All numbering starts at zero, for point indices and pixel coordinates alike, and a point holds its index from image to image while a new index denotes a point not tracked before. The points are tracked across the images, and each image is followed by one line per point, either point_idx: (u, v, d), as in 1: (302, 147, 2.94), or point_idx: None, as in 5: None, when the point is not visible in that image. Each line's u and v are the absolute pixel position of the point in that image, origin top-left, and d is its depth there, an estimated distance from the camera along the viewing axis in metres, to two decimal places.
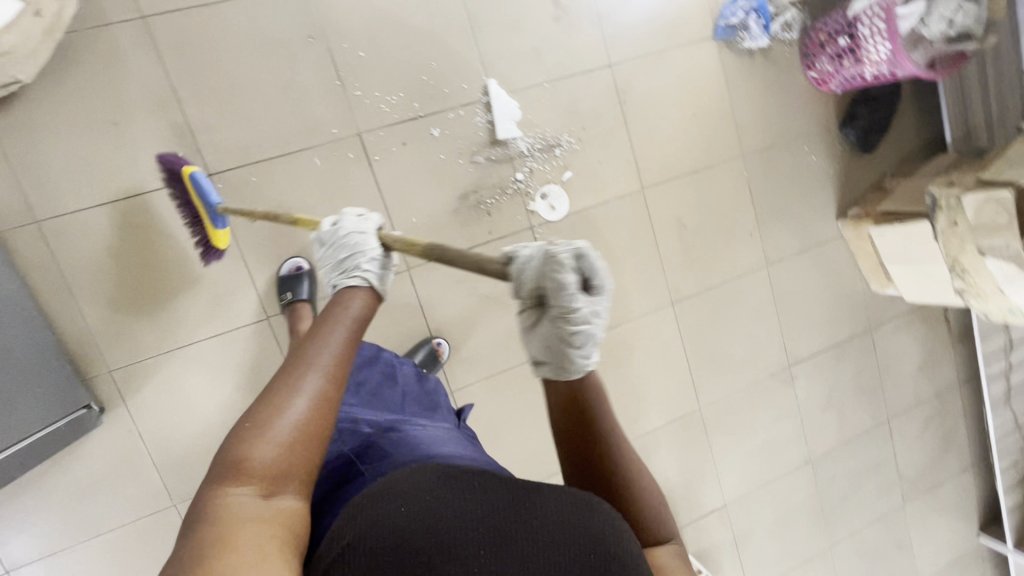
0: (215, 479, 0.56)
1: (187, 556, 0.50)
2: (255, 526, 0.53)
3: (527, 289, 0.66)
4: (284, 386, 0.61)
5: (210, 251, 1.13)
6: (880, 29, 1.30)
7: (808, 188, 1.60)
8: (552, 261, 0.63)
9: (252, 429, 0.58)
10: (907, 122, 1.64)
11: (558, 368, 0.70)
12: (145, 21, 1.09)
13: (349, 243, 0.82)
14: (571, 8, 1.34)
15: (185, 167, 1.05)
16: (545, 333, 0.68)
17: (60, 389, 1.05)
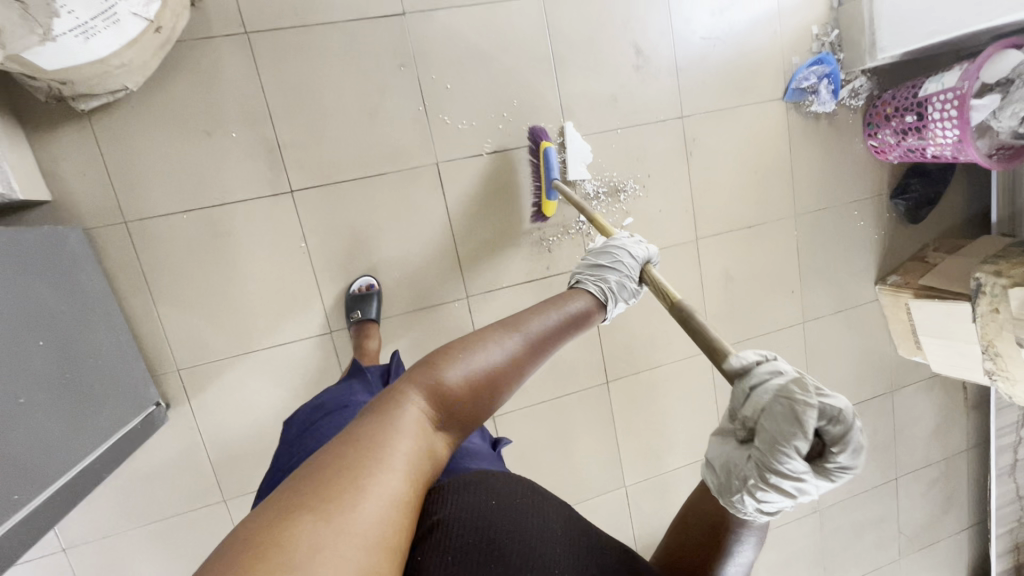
0: (410, 376, 0.61)
1: (361, 428, 0.54)
2: (421, 437, 0.56)
3: (750, 420, 0.58)
4: (487, 333, 0.67)
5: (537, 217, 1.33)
6: (950, 116, 1.33)
7: (853, 251, 1.64)
8: (795, 400, 0.54)
9: (459, 352, 0.64)
10: (956, 197, 1.67)
11: (723, 492, 0.62)
12: (248, 36, 1.11)
13: (610, 252, 0.95)
14: (652, 59, 1.37)
15: (545, 142, 1.27)
16: (734, 459, 0.60)
17: (138, 387, 1.08)
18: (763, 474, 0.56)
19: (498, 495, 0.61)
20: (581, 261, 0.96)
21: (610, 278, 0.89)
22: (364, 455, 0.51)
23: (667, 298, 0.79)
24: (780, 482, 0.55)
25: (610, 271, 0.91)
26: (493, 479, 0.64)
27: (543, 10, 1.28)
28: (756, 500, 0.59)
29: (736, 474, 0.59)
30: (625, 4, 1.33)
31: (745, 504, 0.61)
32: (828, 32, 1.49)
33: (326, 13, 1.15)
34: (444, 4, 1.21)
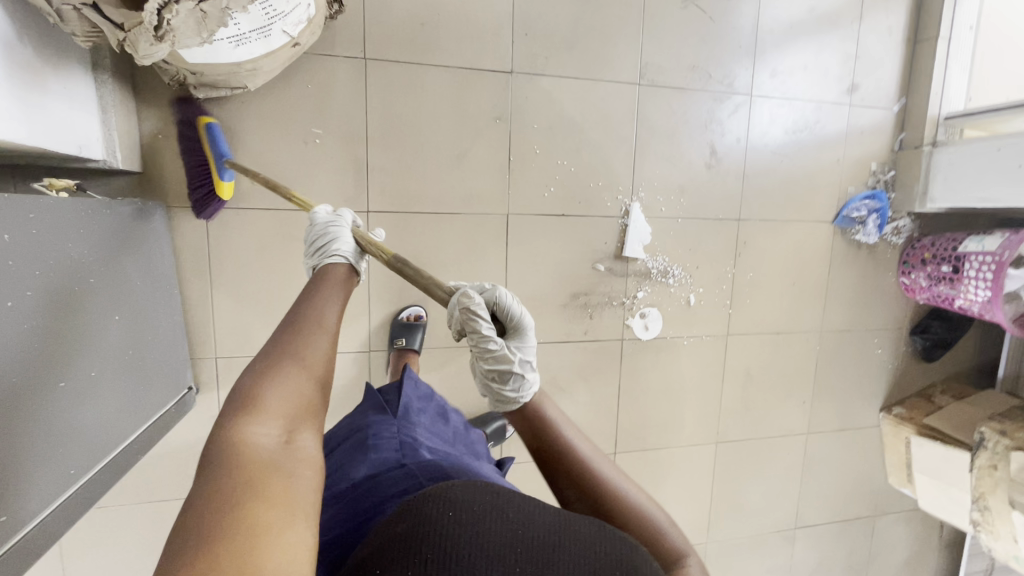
0: (233, 409, 0.55)
1: (224, 471, 0.49)
2: (290, 450, 0.54)
3: (455, 324, 0.74)
4: (288, 339, 0.64)
5: (205, 209, 1.11)
6: (985, 277, 1.40)
7: (866, 377, 1.71)
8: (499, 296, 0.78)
9: (273, 367, 0.60)
10: (969, 346, 1.75)
11: (497, 399, 0.73)
12: (365, 63, 1.17)
13: (326, 231, 0.85)
14: (723, 160, 1.44)
15: (203, 117, 1.07)
16: (473, 362, 0.75)
17: (178, 369, 1.09)
18: (478, 343, 0.74)
19: (456, 503, 0.55)
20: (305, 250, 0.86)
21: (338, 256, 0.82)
22: (246, 492, 0.47)
23: (383, 255, 0.81)
24: (497, 358, 0.73)
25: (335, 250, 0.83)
26: (456, 487, 0.57)
27: (637, 96, 1.35)
28: (514, 387, 0.72)
29: (504, 373, 0.73)
30: (711, 107, 1.41)
31: (513, 396, 0.72)
32: (885, 170, 1.59)
33: (442, 57, 1.21)
34: (548, 71, 1.28)
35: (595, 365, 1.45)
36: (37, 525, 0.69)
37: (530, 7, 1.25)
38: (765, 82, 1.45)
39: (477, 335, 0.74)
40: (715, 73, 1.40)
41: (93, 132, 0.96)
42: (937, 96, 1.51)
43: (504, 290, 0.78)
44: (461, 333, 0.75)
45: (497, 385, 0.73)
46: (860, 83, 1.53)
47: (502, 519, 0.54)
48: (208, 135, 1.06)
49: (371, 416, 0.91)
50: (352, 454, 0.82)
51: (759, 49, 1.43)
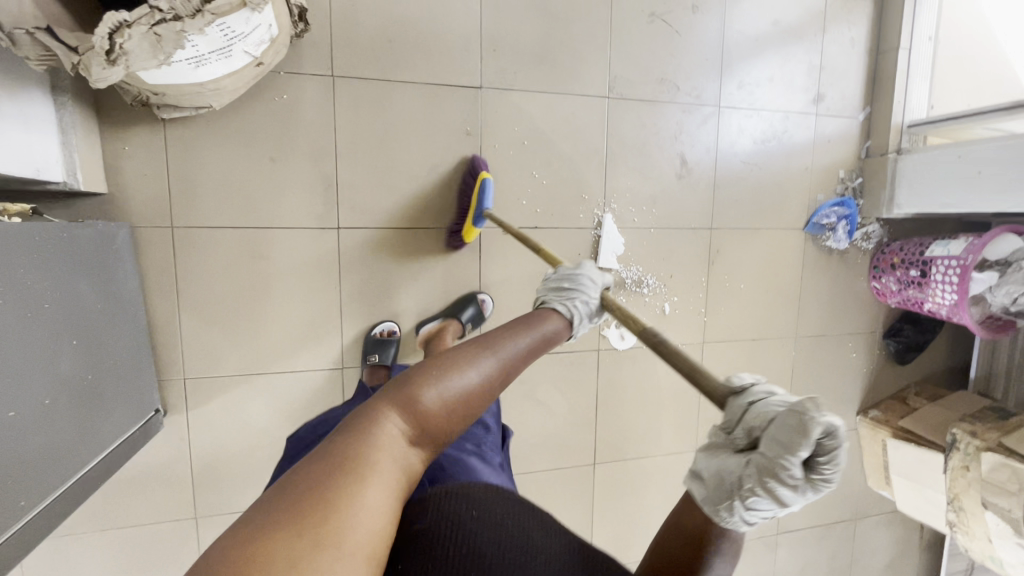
0: (386, 398, 0.53)
1: (336, 456, 0.47)
2: (397, 467, 0.50)
3: (745, 424, 0.53)
4: (468, 349, 0.57)
5: (457, 242, 1.28)
6: (951, 280, 1.43)
7: (841, 381, 1.73)
8: (808, 409, 0.47)
9: (434, 370, 0.54)
10: (941, 349, 1.78)
11: (712, 511, 0.53)
12: (333, 80, 1.17)
13: (578, 281, 0.78)
14: (694, 170, 1.46)
15: (484, 172, 1.21)
16: (726, 468, 0.53)
17: (144, 392, 1.07)
18: (762, 478, 0.49)
19: (479, 504, 0.59)
20: (542, 282, 0.81)
21: (577, 300, 0.74)
22: (336, 489, 0.45)
23: (631, 324, 0.70)
24: (772, 498, 0.49)
25: (576, 292, 0.76)
26: (477, 488, 0.61)
27: (607, 109, 1.37)
28: (746, 512, 0.52)
29: (733, 490, 0.51)
30: (680, 118, 1.43)
31: (733, 518, 0.53)
32: (852, 177, 1.61)
33: (411, 73, 1.22)
34: (517, 85, 1.30)
35: (571, 376, 1.45)
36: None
37: (498, 23, 1.26)
38: (733, 94, 1.47)
39: (756, 457, 0.50)
40: (683, 85, 1.42)
41: (52, 154, 0.95)
42: (900, 104, 1.55)
43: (837, 429, 0.46)
44: (730, 432, 0.55)
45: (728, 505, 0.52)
46: (825, 93, 1.56)
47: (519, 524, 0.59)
48: (479, 189, 1.19)
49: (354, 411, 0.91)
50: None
51: (726, 62, 1.45)
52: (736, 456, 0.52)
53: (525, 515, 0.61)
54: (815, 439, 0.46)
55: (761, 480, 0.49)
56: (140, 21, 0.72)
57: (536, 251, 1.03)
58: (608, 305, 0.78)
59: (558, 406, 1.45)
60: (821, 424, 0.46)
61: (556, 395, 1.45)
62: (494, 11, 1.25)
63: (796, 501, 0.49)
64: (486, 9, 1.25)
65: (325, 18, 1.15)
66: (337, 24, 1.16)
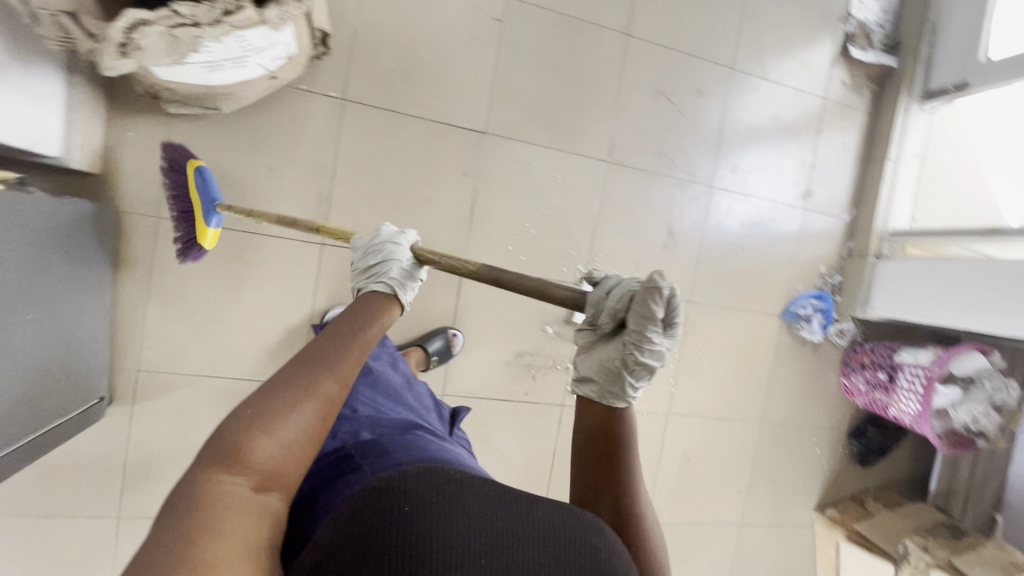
0: (213, 455, 0.51)
1: (176, 537, 0.44)
2: (250, 521, 0.49)
3: (608, 312, 0.65)
4: (297, 377, 0.57)
5: (196, 252, 1.11)
6: (916, 390, 1.45)
7: (802, 473, 1.71)
8: (649, 281, 0.60)
9: (266, 411, 0.53)
10: (903, 456, 1.78)
11: (606, 394, 0.66)
12: (344, 103, 1.21)
13: (383, 250, 0.81)
14: (680, 242, 1.50)
15: (192, 161, 1.06)
16: (607, 356, 0.65)
17: (94, 376, 1.05)
18: (634, 348, 0.62)
19: (411, 494, 0.50)
20: (352, 267, 0.83)
21: (389, 271, 0.77)
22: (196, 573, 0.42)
23: (467, 267, 0.76)
24: (647, 358, 0.63)
25: (387, 264, 0.79)
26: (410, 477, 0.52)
27: (603, 172, 1.41)
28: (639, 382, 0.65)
29: (619, 369, 0.64)
30: (672, 192, 1.48)
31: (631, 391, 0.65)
32: (832, 274, 1.66)
33: (420, 108, 1.27)
34: (521, 136, 1.34)
35: (530, 427, 1.43)
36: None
37: (511, 76, 1.32)
38: (726, 177, 1.53)
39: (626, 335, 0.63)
40: (679, 161, 1.48)
41: (53, 129, 0.96)
42: (883, 212, 1.61)
43: (672, 286, 0.60)
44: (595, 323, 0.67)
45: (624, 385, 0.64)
46: (814, 190, 1.62)
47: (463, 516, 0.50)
48: (196, 178, 1.06)
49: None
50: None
51: (723, 146, 1.52)
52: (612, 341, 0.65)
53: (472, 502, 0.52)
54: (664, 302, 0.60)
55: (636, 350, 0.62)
56: (159, 21, 0.74)
57: (317, 229, 0.94)
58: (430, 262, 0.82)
59: (513, 456, 1.42)
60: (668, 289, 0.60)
61: (512, 444, 1.42)
62: (509, 65, 1.32)
63: (661, 353, 0.63)
64: (501, 61, 1.31)
65: (347, 45, 1.20)
66: (357, 52, 1.21)
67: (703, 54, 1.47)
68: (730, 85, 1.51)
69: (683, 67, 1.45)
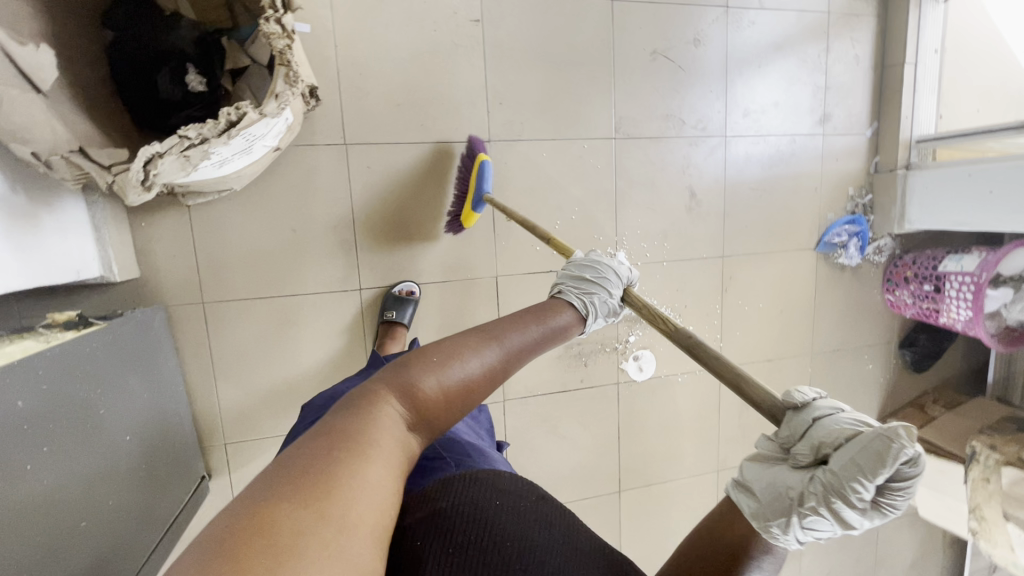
0: (388, 381, 0.58)
1: (335, 432, 0.51)
2: (396, 445, 0.54)
3: (809, 446, 0.52)
4: (468, 337, 0.64)
5: (455, 228, 1.25)
6: (966, 297, 1.45)
7: (859, 392, 1.75)
8: (885, 444, 0.46)
9: (434, 358, 0.60)
10: (957, 354, 1.80)
11: (761, 519, 0.54)
12: (346, 148, 1.20)
13: (597, 270, 0.87)
14: (704, 200, 1.48)
15: (481, 155, 1.18)
16: (787, 482, 0.53)
17: (191, 462, 1.13)
18: (827, 494, 0.49)
19: (502, 492, 0.61)
20: (564, 271, 0.90)
21: (594, 294, 0.83)
22: (337, 466, 0.47)
23: (660, 322, 0.73)
24: (830, 515, 0.49)
25: (596, 286, 0.84)
26: (499, 479, 0.63)
27: (614, 150, 1.39)
28: (802, 529, 0.52)
29: (793, 506, 0.52)
30: (686, 152, 1.44)
31: (788, 535, 0.53)
32: (862, 194, 1.62)
33: (421, 132, 1.25)
34: (526, 135, 1.32)
35: (593, 410, 1.49)
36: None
37: (503, 76, 1.28)
38: (739, 122, 1.48)
39: (819, 477, 0.50)
40: (688, 119, 1.43)
41: (88, 252, 1.00)
42: (907, 120, 1.55)
43: (913, 457, 0.45)
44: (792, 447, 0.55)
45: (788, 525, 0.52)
46: (831, 112, 1.56)
47: (537, 520, 0.60)
48: (478, 172, 1.17)
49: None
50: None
51: (730, 90, 1.46)
52: (802, 474, 0.53)
53: (540, 511, 0.62)
54: (892, 467, 0.46)
55: (827, 497, 0.49)
56: (170, 149, 0.76)
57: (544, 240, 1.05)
58: (629, 298, 0.86)
59: (581, 439, 1.49)
60: (908, 456, 0.45)
61: (578, 429, 1.49)
62: (498, 64, 1.27)
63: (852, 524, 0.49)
64: (490, 63, 1.27)
65: (335, 88, 1.18)
66: (346, 92, 1.18)
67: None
68: (727, 24, 1.43)
69: (675, 19, 1.38)
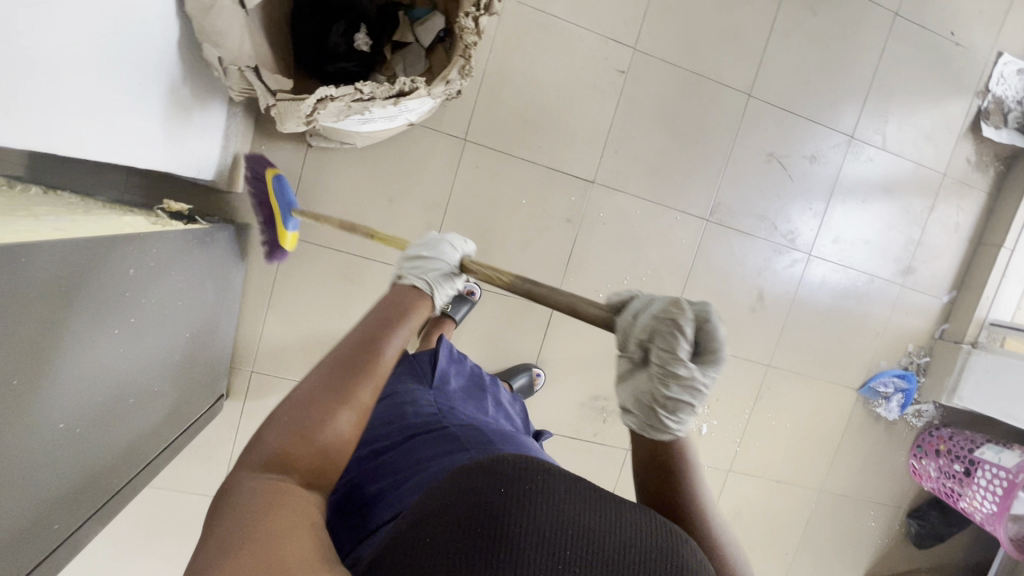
0: (245, 467, 0.51)
1: (213, 538, 0.44)
2: (292, 506, 0.48)
3: (633, 342, 0.64)
4: (316, 380, 0.57)
5: (276, 253, 1.16)
6: (993, 491, 1.42)
7: (853, 545, 1.70)
8: (671, 311, 0.60)
9: (287, 419, 0.54)
10: (960, 543, 1.75)
11: (648, 427, 0.65)
12: (465, 143, 1.26)
13: (433, 247, 0.81)
14: (769, 306, 1.49)
15: (271, 168, 1.10)
16: (640, 386, 0.65)
17: (216, 380, 1.15)
18: (665, 374, 0.62)
19: (502, 476, 0.50)
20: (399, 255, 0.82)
21: (435, 267, 0.78)
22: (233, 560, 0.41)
23: (503, 276, 0.74)
24: (678, 387, 0.62)
25: (434, 259, 0.79)
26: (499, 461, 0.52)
27: (703, 230, 1.41)
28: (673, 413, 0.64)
29: (652, 399, 0.63)
30: (768, 256, 1.47)
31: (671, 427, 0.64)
32: (920, 354, 1.61)
33: (535, 153, 1.30)
34: (627, 189, 1.36)
35: (594, 466, 1.48)
36: (72, 535, 0.73)
37: (626, 129, 1.33)
38: (826, 246, 1.50)
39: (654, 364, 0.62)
40: (780, 226, 1.46)
41: (212, 155, 1.05)
42: (987, 300, 1.55)
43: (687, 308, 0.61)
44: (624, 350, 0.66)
45: (665, 415, 0.63)
46: (916, 267, 1.57)
47: (544, 503, 0.49)
48: (276, 186, 1.09)
49: (407, 380, 0.93)
50: (386, 410, 0.85)
51: (828, 213, 1.48)
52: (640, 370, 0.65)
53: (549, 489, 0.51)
54: (685, 324, 0.60)
55: (666, 375, 0.62)
56: (343, 96, 0.80)
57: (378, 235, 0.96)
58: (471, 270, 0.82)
59: None
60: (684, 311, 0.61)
61: None
62: (626, 117, 1.33)
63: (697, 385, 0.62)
64: (619, 113, 1.32)
65: (476, 89, 1.24)
66: (484, 94, 1.24)
67: (822, 120, 1.43)
68: (846, 153, 1.47)
69: (800, 133, 1.43)
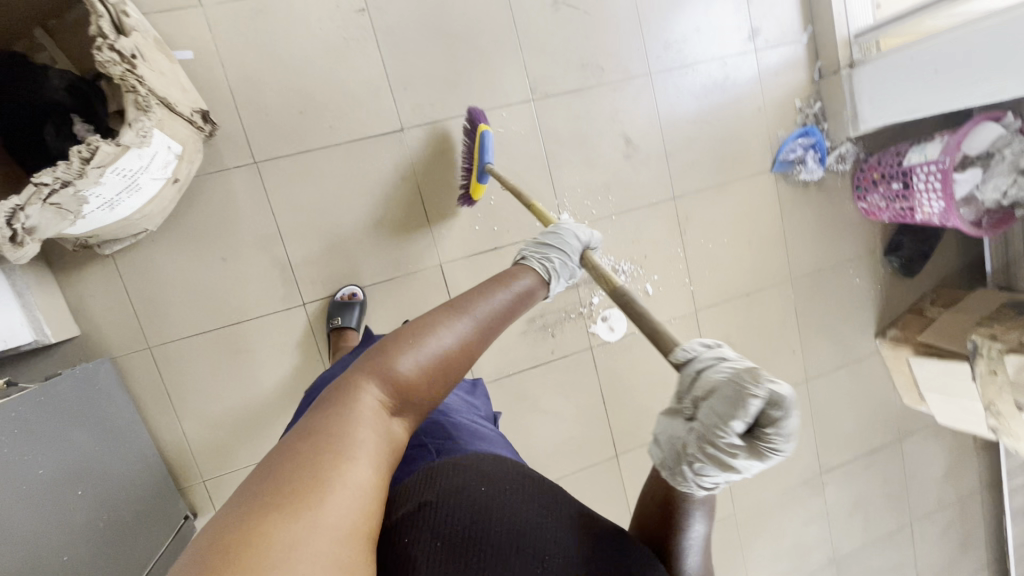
0: (363, 367, 0.56)
1: (306, 434, 0.49)
2: (377, 431, 0.52)
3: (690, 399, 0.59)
4: (439, 314, 0.61)
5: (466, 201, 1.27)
6: (935, 187, 1.36)
7: (851, 309, 1.68)
8: (745, 385, 0.54)
9: (405, 341, 0.58)
10: (950, 249, 1.70)
11: (672, 473, 0.61)
12: (258, 165, 1.19)
13: (559, 235, 0.86)
14: (641, 145, 1.42)
15: (482, 125, 1.19)
16: (677, 434, 0.60)
17: (169, 506, 1.14)
18: (703, 442, 0.57)
19: (491, 479, 0.57)
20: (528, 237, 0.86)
21: (554, 257, 0.81)
22: (317, 465, 0.46)
23: (605, 282, 0.78)
24: (716, 457, 0.56)
25: (556, 250, 0.82)
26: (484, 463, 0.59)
27: (535, 111, 1.34)
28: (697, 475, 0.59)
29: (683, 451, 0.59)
30: (613, 99, 1.39)
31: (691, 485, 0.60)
32: (811, 104, 1.55)
33: (330, 135, 1.22)
34: (439, 117, 1.28)
35: (571, 378, 1.45)
36: None
37: (401, 61, 1.24)
38: (662, 56, 1.42)
39: (699, 421, 0.57)
40: (607, 64, 1.38)
41: (15, 320, 1.01)
42: (841, 15, 1.46)
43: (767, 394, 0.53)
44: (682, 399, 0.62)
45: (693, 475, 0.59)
46: (760, 25, 1.48)
47: (520, 510, 0.56)
48: (482, 141, 1.19)
49: None
50: None
51: (646, 26, 1.40)
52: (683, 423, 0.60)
53: (532, 494, 0.58)
54: (751, 408, 0.53)
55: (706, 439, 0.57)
56: (31, 200, 0.76)
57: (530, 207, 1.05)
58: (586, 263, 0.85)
59: (563, 409, 1.46)
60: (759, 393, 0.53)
61: (559, 400, 1.45)
62: (394, 49, 1.24)
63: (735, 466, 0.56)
64: (385, 49, 1.23)
65: (232, 110, 1.16)
66: (244, 111, 1.17)
67: None
68: None
69: None
